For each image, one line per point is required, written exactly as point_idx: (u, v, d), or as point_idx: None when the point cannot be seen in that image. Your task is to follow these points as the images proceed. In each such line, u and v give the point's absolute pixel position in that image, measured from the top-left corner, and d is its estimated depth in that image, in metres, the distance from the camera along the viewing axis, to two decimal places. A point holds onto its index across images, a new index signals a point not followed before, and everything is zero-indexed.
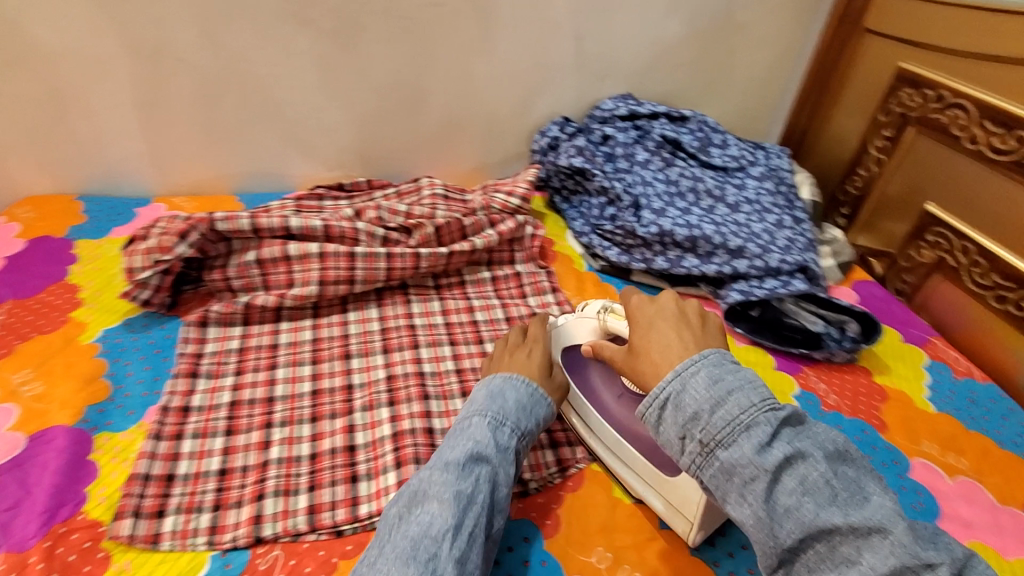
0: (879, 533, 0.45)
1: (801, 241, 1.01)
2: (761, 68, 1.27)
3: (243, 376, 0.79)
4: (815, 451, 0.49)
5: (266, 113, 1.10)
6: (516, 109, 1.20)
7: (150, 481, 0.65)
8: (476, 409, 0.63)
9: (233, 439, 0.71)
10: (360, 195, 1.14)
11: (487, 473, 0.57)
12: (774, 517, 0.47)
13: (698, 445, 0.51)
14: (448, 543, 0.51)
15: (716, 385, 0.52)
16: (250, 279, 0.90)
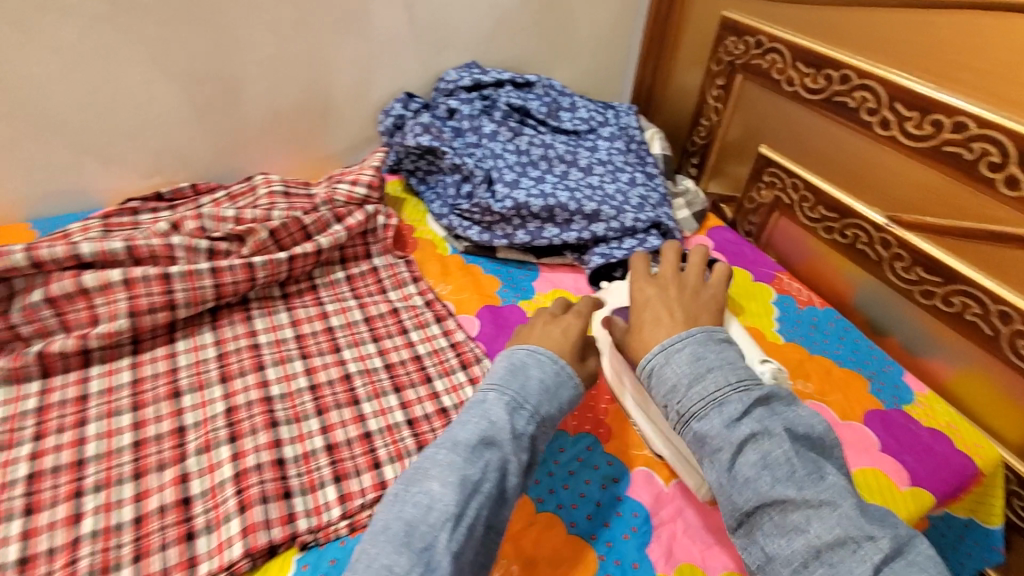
0: (830, 505, 0.50)
1: (654, 197, 1.03)
2: (603, 26, 1.26)
3: (44, 442, 0.66)
4: (781, 427, 0.55)
5: (41, 120, 0.91)
6: (354, 90, 1.10)
7: None
8: (506, 390, 0.59)
9: (31, 519, 0.60)
10: (185, 204, 1.00)
11: (496, 459, 0.54)
12: (735, 484, 0.53)
13: (677, 414, 0.58)
14: (447, 533, 0.50)
15: (698, 362, 0.59)
16: (42, 322, 0.75)
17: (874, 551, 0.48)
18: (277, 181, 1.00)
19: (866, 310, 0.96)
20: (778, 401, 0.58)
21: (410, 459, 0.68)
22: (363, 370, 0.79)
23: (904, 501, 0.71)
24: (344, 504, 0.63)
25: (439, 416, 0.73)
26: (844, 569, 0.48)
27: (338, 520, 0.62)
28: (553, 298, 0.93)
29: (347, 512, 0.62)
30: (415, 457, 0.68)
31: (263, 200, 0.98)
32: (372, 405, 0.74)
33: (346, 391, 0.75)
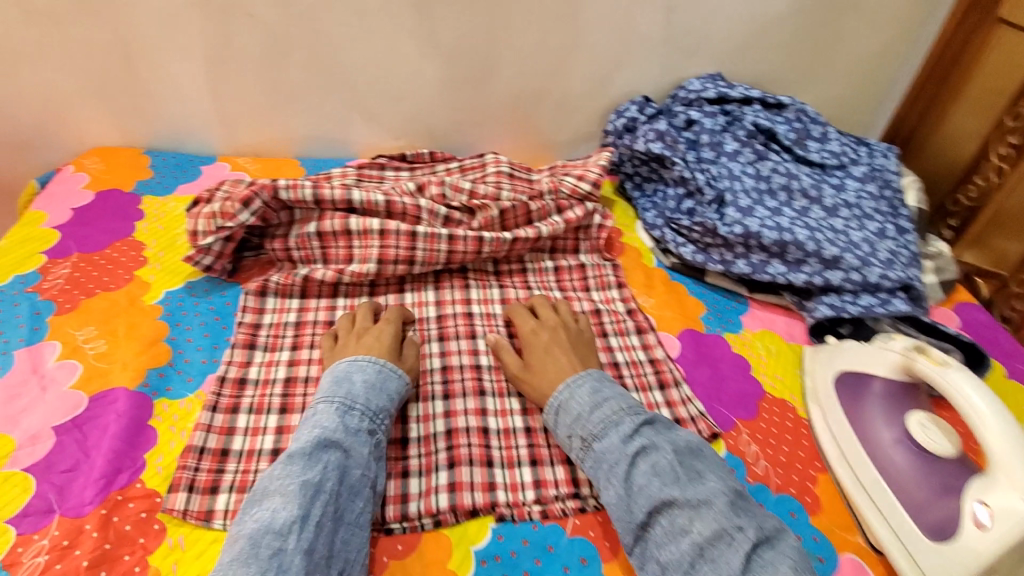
0: (705, 504, 0.57)
1: (905, 255, 0.91)
2: (872, 53, 1.12)
3: (300, 353, 0.77)
4: (668, 443, 0.63)
5: (331, 76, 1.05)
6: (592, 86, 1.11)
7: (205, 454, 0.65)
8: (333, 396, 0.65)
9: (287, 417, 0.70)
10: (422, 168, 1.09)
11: (335, 461, 0.59)
12: (634, 493, 0.60)
13: (580, 441, 0.65)
14: (293, 535, 0.53)
15: (596, 394, 0.68)
16: (309, 251, 0.87)
17: (745, 541, 0.55)
18: (506, 162, 1.05)
19: None
20: (649, 423, 0.65)
21: None
22: None
23: None
24: (539, 489, 0.66)
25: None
26: (723, 563, 0.54)
27: (531, 502, 0.65)
28: (763, 338, 0.87)
29: (540, 497, 0.65)
30: None
31: (491, 176, 1.02)
32: None
33: None
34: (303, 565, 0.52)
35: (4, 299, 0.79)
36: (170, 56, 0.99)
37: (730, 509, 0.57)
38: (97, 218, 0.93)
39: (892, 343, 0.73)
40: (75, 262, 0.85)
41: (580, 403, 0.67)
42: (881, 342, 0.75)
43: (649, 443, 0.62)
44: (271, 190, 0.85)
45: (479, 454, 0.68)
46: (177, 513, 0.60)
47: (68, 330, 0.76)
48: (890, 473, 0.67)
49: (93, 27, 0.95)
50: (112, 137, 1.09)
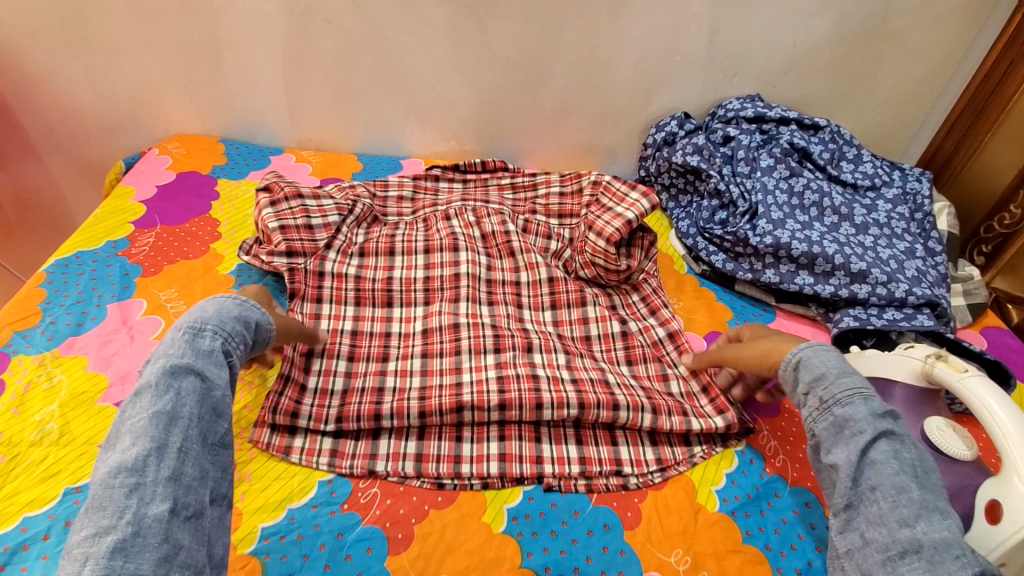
0: (941, 512, 0.53)
1: (932, 274, 0.93)
2: (910, 83, 1.16)
3: (357, 364, 0.79)
4: (914, 448, 0.59)
5: (393, 80, 1.14)
6: (636, 101, 1.17)
7: (289, 382, 0.73)
8: (181, 326, 0.61)
9: (352, 379, 0.77)
10: (473, 180, 1.13)
11: (192, 386, 0.55)
12: (865, 465, 0.57)
13: (818, 400, 0.62)
14: (152, 468, 0.50)
15: (848, 366, 0.65)
16: (337, 345, 0.80)
17: (976, 562, 0.50)
18: (556, 178, 1.09)
19: None
20: (895, 416, 0.60)
21: (643, 447, 0.74)
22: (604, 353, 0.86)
23: None
24: (584, 464, 0.70)
25: (680, 412, 0.76)
26: (944, 569, 0.50)
27: (577, 475, 0.70)
28: None
29: (586, 471, 0.70)
30: (647, 447, 0.74)
31: (541, 199, 1.08)
32: (616, 378, 0.80)
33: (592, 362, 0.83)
34: (168, 494, 0.49)
35: (99, 261, 0.88)
36: (251, 54, 1.10)
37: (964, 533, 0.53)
38: (179, 195, 1.04)
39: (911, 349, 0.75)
40: (159, 233, 0.95)
41: (828, 365, 0.64)
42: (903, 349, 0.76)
43: (896, 431, 0.58)
44: (316, 267, 0.87)
45: (528, 430, 0.73)
46: (262, 444, 0.68)
47: (152, 290, 0.85)
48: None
49: (187, 26, 1.06)
50: (193, 126, 1.21)
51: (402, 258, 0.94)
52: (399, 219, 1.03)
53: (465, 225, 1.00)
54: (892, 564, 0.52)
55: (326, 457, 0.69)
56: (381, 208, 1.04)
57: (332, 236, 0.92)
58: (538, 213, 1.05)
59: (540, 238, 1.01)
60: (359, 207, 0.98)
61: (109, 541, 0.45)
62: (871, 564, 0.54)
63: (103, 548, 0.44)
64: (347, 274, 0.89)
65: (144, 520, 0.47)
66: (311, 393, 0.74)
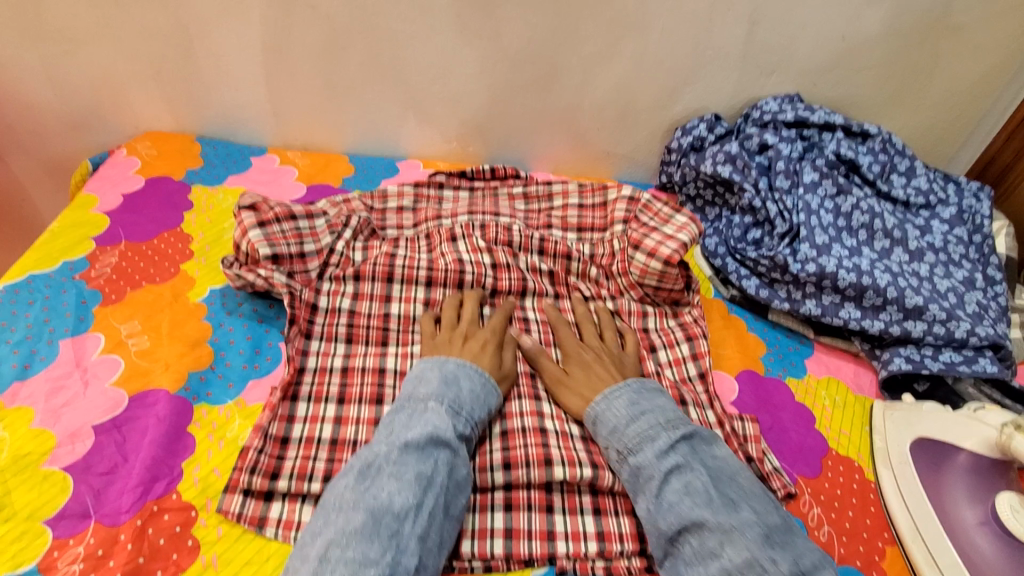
0: (739, 531, 0.55)
1: (994, 308, 0.83)
2: (968, 82, 1.03)
3: (347, 408, 0.69)
4: (703, 467, 0.61)
5: (388, 74, 1.01)
6: (659, 100, 1.05)
7: (268, 438, 0.64)
8: (444, 396, 0.64)
9: (342, 428, 0.67)
10: (482, 187, 1.02)
11: (446, 457, 0.59)
12: (662, 504, 0.58)
13: (616, 453, 0.64)
14: (410, 521, 0.54)
15: (633, 406, 0.66)
16: (325, 386, 0.70)
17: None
18: (575, 189, 0.98)
19: None
20: (686, 441, 0.63)
21: None
22: None
23: None
24: (603, 542, 0.61)
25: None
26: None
27: (595, 557, 0.61)
28: (827, 388, 0.80)
29: (606, 552, 0.61)
30: None
31: (557, 211, 0.97)
32: None
33: None
34: (417, 551, 0.53)
35: (53, 287, 0.78)
36: (228, 44, 0.97)
37: (765, 542, 0.55)
38: (147, 205, 0.93)
39: (984, 415, 0.69)
40: (122, 252, 0.84)
41: (618, 415, 0.66)
42: (971, 413, 0.71)
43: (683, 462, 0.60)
44: (310, 298, 0.77)
45: (538, 497, 0.64)
46: (233, 515, 0.58)
47: (111, 323, 0.74)
48: (970, 555, 0.62)
49: (153, 10, 0.93)
50: (165, 122, 1.09)
51: (401, 285, 0.81)
52: (400, 233, 0.92)
53: (473, 249, 0.86)
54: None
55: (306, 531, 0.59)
56: (379, 221, 0.93)
57: (325, 260, 0.82)
58: (554, 228, 0.94)
59: (559, 261, 0.89)
60: (354, 220, 0.86)
61: None
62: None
63: None
64: (341, 307, 0.78)
65: (398, 568, 0.51)
66: (295, 443, 0.65)
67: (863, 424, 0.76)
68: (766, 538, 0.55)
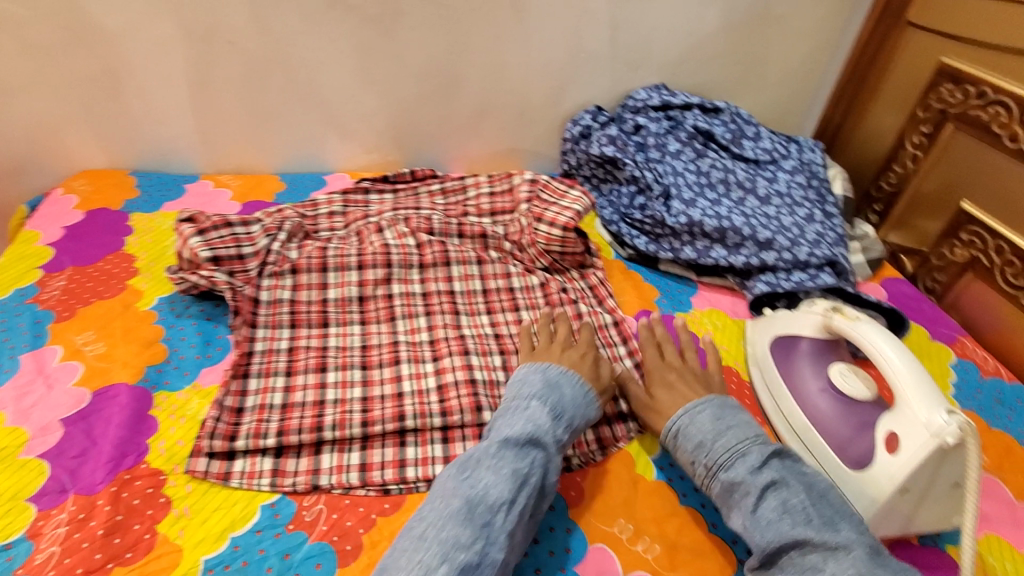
0: (845, 549, 0.56)
1: (831, 235, 1.01)
2: (798, 62, 1.25)
3: (294, 378, 0.78)
4: (801, 485, 0.62)
5: (308, 96, 1.13)
6: (549, 98, 1.21)
7: (223, 409, 0.72)
8: (545, 400, 0.69)
9: (290, 395, 0.76)
10: (405, 188, 1.15)
11: (541, 458, 0.64)
12: (759, 519, 0.60)
13: (705, 468, 0.67)
14: (501, 514, 0.59)
15: (719, 421, 0.69)
16: (273, 363, 0.79)
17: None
18: (485, 181, 1.12)
19: None
20: (778, 458, 0.65)
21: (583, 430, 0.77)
22: (538, 333, 0.90)
23: None
24: None
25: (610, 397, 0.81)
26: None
27: None
28: (710, 316, 0.96)
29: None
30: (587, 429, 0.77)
31: (471, 201, 1.10)
32: None
33: (527, 353, 0.86)
34: (504, 546, 0.58)
35: (5, 311, 0.84)
36: (153, 81, 1.06)
37: (872, 559, 0.55)
38: (90, 234, 0.99)
39: (816, 305, 0.85)
40: (69, 276, 0.91)
41: (703, 429, 0.69)
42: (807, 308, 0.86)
43: (779, 480, 0.62)
44: (251, 293, 0.85)
45: (471, 430, 0.74)
46: (200, 474, 0.67)
47: (67, 335, 0.81)
48: (817, 418, 0.76)
49: (80, 57, 1.02)
50: (98, 160, 1.16)
51: (335, 273, 0.91)
52: (331, 234, 1.02)
53: (398, 235, 0.99)
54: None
55: (267, 478, 0.68)
56: (312, 225, 1.03)
57: (263, 260, 0.90)
58: (470, 214, 1.08)
59: (476, 239, 1.03)
60: (288, 223, 0.96)
61: (462, 559, 0.55)
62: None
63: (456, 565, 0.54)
64: (282, 298, 0.87)
65: (486, 556, 0.56)
66: (248, 411, 0.73)
67: (741, 340, 0.93)
68: (874, 557, 0.56)
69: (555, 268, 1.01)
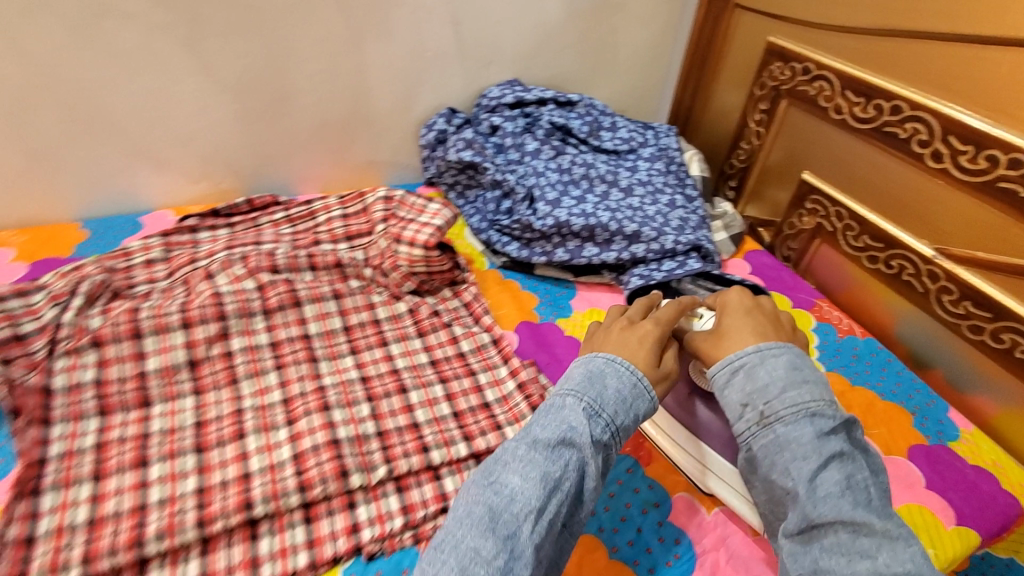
0: (904, 541, 0.51)
1: (694, 219, 1.03)
2: (644, 48, 1.26)
3: (106, 482, 0.63)
4: (862, 465, 0.56)
5: (100, 126, 0.94)
6: (398, 104, 1.11)
7: (7, 545, 0.57)
8: (585, 395, 0.60)
9: (100, 505, 0.61)
10: (242, 221, 1.00)
11: (575, 459, 0.56)
12: (813, 488, 0.54)
13: (758, 415, 0.58)
14: (528, 524, 0.52)
15: (794, 372, 0.59)
16: (76, 468, 0.64)
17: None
18: (335, 201, 1.00)
19: (908, 342, 0.95)
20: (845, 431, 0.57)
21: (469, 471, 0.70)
22: (410, 366, 0.81)
23: (951, 541, 0.70)
24: (407, 514, 0.65)
25: (494, 427, 0.74)
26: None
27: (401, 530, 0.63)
28: (591, 318, 0.93)
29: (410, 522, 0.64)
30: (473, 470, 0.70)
31: (322, 227, 0.98)
32: (425, 412, 0.75)
33: (399, 395, 0.77)
34: (531, 560, 0.52)
35: None
36: None
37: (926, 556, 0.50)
38: None
39: None
40: None
41: (772, 376, 0.59)
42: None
43: (845, 452, 0.55)
44: (40, 381, 0.69)
45: (339, 500, 0.65)
46: None
47: None
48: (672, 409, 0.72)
49: None
50: None
51: (154, 338, 0.76)
52: (150, 288, 0.85)
53: (234, 279, 0.85)
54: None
55: None
56: (124, 281, 0.86)
57: (53, 338, 0.74)
58: (323, 242, 0.96)
59: (331, 271, 0.92)
60: (86, 285, 0.79)
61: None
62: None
63: None
64: (85, 381, 0.71)
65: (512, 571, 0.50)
66: (43, 538, 0.58)
67: None
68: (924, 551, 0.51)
69: (423, 289, 0.92)
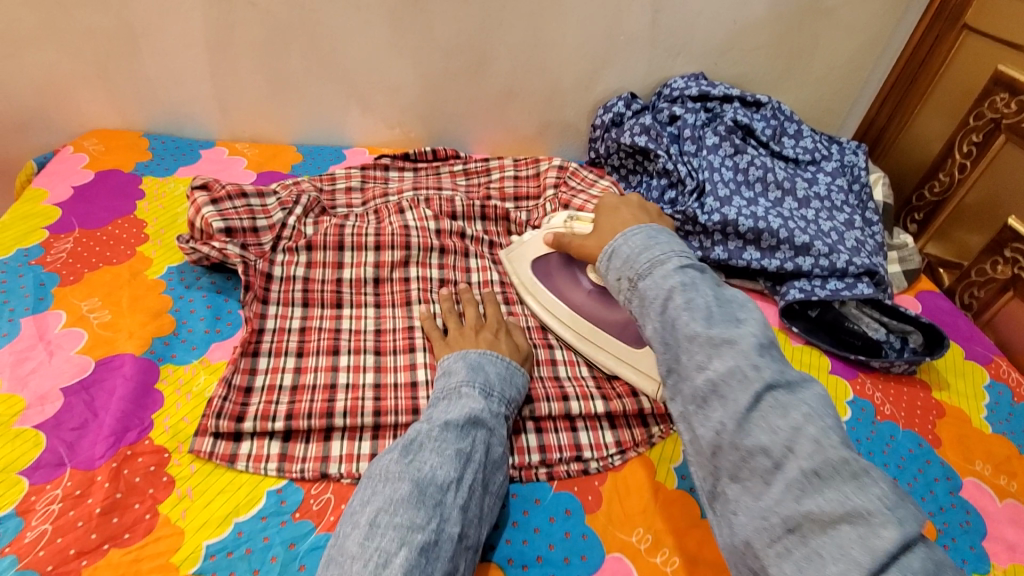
0: (730, 343, 0.50)
1: (871, 243, 0.96)
2: (844, 59, 1.18)
3: (306, 359, 0.75)
4: (712, 287, 0.55)
5: (329, 66, 1.08)
6: (581, 82, 1.16)
7: (231, 388, 0.69)
8: (460, 380, 0.66)
9: (301, 376, 0.73)
10: (425, 167, 1.10)
11: (484, 436, 0.61)
12: (669, 325, 0.53)
13: (628, 282, 0.59)
14: (451, 492, 0.55)
15: (649, 242, 0.60)
16: (284, 343, 0.76)
17: (759, 380, 0.48)
18: (510, 163, 1.08)
19: None
20: (698, 270, 0.57)
21: (602, 431, 0.74)
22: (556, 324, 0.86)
23: None
24: (544, 452, 0.70)
25: (630, 393, 0.77)
26: (732, 399, 0.48)
27: (537, 464, 0.69)
28: None
29: (546, 460, 0.69)
30: (607, 431, 0.74)
31: (494, 184, 1.06)
32: (566, 368, 0.80)
33: (545, 350, 0.82)
34: (460, 521, 0.54)
35: (8, 271, 0.81)
36: (170, 40, 1.02)
37: (756, 352, 0.50)
38: (99, 196, 0.96)
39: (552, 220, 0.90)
40: (77, 238, 0.87)
41: (633, 247, 0.60)
42: (546, 226, 0.90)
43: (686, 284, 0.55)
44: (264, 268, 0.82)
45: None
46: (204, 454, 0.64)
47: (72, 300, 0.78)
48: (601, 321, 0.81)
49: (97, 11, 0.98)
50: (114, 120, 1.13)
51: (351, 252, 0.88)
52: (348, 211, 0.98)
53: (420, 218, 0.93)
54: (695, 410, 0.50)
55: (274, 463, 0.65)
56: (329, 201, 0.99)
57: (278, 234, 0.87)
58: (493, 198, 1.03)
59: (500, 224, 1.00)
60: (305, 198, 0.92)
61: (420, 538, 0.51)
62: (685, 415, 0.51)
63: (415, 543, 0.50)
64: (296, 275, 0.84)
65: (443, 533, 0.52)
66: (258, 391, 0.70)
67: (827, 367, 0.88)
68: (762, 348, 0.50)
69: None
